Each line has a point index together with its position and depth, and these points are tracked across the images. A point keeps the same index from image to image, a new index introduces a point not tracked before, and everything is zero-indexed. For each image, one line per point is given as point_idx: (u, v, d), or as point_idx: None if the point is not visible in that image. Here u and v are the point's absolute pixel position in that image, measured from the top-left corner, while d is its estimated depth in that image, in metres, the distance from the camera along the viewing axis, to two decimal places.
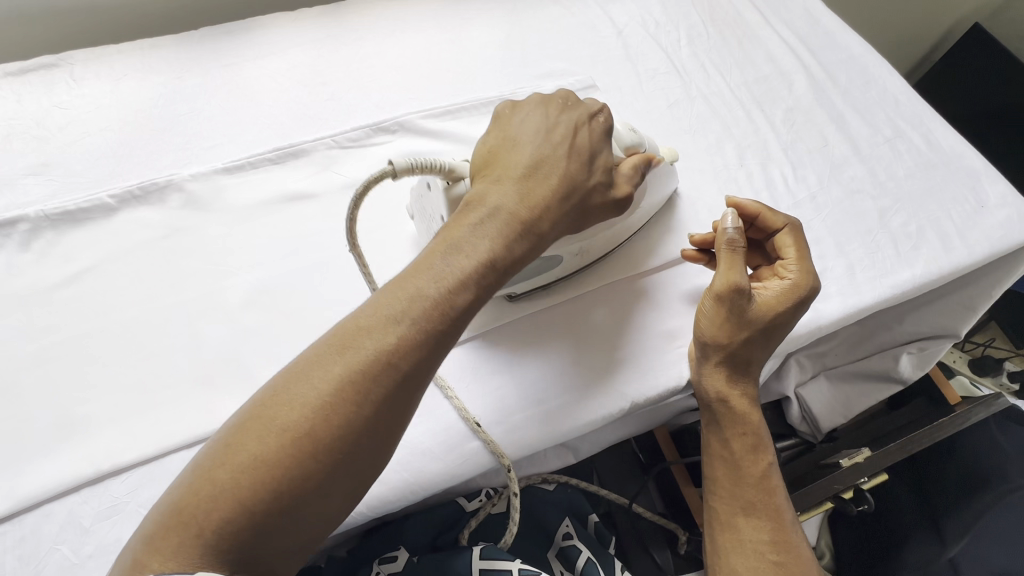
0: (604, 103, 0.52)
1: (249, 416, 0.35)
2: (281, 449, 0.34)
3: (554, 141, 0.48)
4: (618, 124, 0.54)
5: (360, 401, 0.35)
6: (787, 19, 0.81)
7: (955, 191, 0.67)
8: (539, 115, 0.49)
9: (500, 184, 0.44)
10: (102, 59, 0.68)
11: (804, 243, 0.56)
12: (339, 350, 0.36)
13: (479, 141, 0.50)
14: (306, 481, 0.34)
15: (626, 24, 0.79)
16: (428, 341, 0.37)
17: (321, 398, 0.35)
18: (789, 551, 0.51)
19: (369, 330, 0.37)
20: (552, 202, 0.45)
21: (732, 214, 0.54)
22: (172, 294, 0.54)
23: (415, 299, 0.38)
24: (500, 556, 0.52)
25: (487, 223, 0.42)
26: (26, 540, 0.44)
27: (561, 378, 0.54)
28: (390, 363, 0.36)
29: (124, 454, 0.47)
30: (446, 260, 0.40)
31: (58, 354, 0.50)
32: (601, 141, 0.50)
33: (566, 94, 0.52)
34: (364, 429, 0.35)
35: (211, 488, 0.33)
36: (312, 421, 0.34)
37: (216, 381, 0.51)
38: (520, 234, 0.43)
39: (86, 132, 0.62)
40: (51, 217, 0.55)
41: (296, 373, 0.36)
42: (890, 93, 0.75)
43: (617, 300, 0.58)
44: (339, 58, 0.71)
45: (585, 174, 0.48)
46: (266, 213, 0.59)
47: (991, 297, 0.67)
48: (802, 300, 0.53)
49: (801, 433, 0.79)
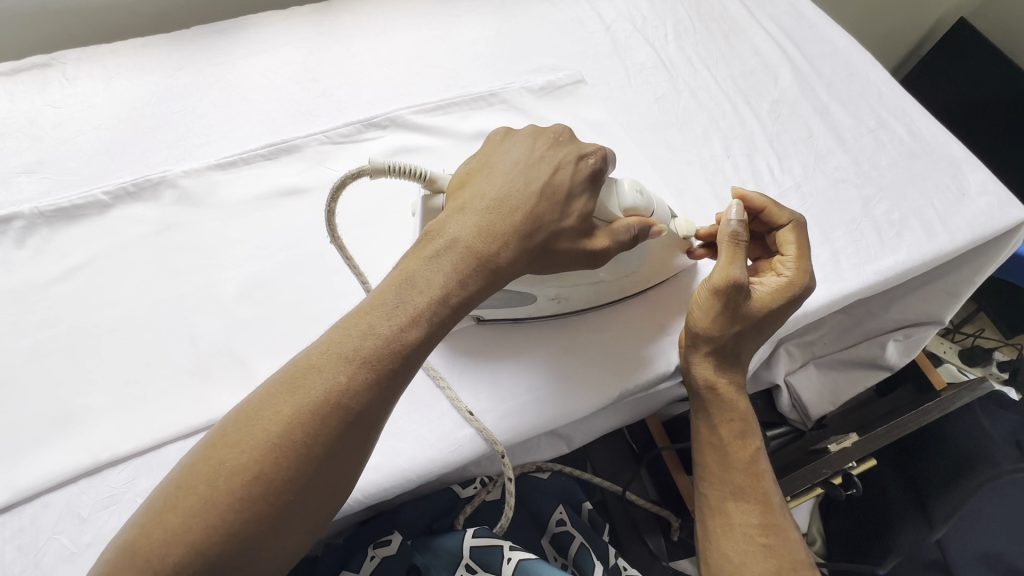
0: (605, 148, 0.50)
1: (200, 459, 0.36)
2: (230, 492, 0.35)
3: (526, 175, 0.48)
4: (628, 181, 0.52)
5: (311, 439, 0.36)
6: (772, 13, 0.82)
7: (937, 179, 0.68)
8: (524, 146, 0.50)
9: (462, 216, 0.45)
10: (94, 59, 0.68)
11: (806, 241, 0.56)
12: (290, 391, 0.38)
13: (465, 159, 0.51)
14: (257, 521, 0.35)
15: (614, 20, 0.80)
16: (379, 380, 0.39)
17: (272, 437, 0.36)
18: (777, 534, 0.52)
19: (319, 368, 0.38)
20: (511, 239, 0.45)
21: (737, 206, 0.55)
22: (167, 288, 0.55)
23: (366, 337, 0.39)
24: (493, 535, 0.53)
25: (443, 256, 0.43)
26: (25, 530, 0.45)
27: (533, 386, 0.54)
28: (340, 403, 0.37)
29: (122, 445, 0.47)
30: (398, 296, 0.41)
31: (55, 349, 0.51)
32: (584, 187, 0.49)
33: (560, 130, 0.52)
34: (315, 466, 0.36)
35: (163, 531, 0.34)
36: (262, 461, 0.35)
37: (212, 372, 0.51)
38: (475, 269, 0.44)
39: (79, 130, 0.63)
40: (46, 214, 0.56)
41: (249, 413, 0.37)
42: (873, 85, 0.76)
43: (591, 322, 0.58)
44: (330, 55, 0.72)
45: (554, 215, 0.47)
46: (260, 208, 0.59)
47: (973, 284, 0.68)
48: (793, 299, 0.54)
49: (791, 420, 0.81)
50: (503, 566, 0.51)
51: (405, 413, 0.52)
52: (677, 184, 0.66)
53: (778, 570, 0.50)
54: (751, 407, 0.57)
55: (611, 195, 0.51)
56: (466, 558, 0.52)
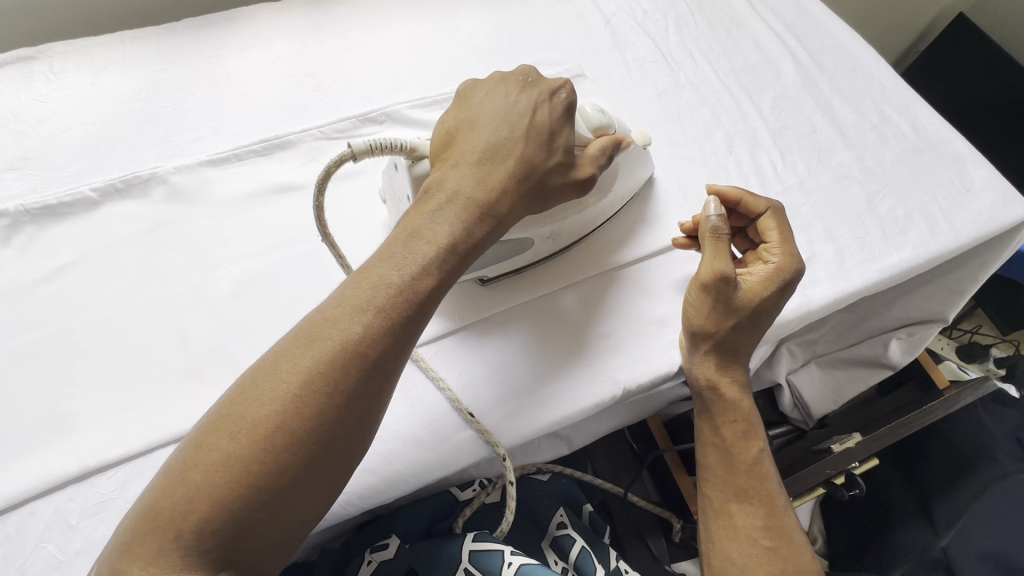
0: (569, 79, 0.51)
1: (218, 416, 0.35)
2: (253, 445, 0.34)
3: (510, 123, 0.48)
4: (586, 105, 0.53)
5: (331, 389, 0.36)
6: (774, 7, 0.81)
7: (941, 175, 0.67)
8: (499, 92, 0.50)
9: (458, 171, 0.45)
10: (81, 52, 0.66)
11: (787, 225, 0.56)
12: (305, 344, 0.37)
13: (440, 118, 0.50)
14: (283, 473, 0.34)
15: (614, 13, 0.79)
16: (396, 327, 0.38)
17: (290, 389, 0.35)
18: (781, 537, 0.51)
19: (334, 320, 0.38)
20: (507, 184, 0.45)
21: (713, 202, 0.54)
22: (157, 287, 0.53)
23: (378, 287, 0.39)
24: (493, 539, 0.52)
25: (446, 208, 0.43)
26: (11, 538, 0.43)
27: (541, 372, 0.53)
28: (359, 351, 0.37)
29: (111, 450, 0.46)
30: (407, 248, 0.40)
31: (43, 351, 0.50)
32: (563, 121, 0.49)
33: (526, 72, 0.51)
34: (337, 418, 0.36)
35: (186, 489, 0.33)
36: (283, 414, 0.35)
37: (205, 374, 0.50)
38: (479, 217, 0.43)
39: (66, 125, 0.61)
40: (32, 212, 0.54)
41: (265, 368, 0.36)
42: (876, 79, 0.75)
43: (590, 293, 0.57)
44: (324, 49, 0.70)
45: (543, 156, 0.47)
46: (253, 206, 0.58)
47: (978, 281, 0.67)
48: (785, 283, 0.53)
49: (792, 420, 0.80)
50: (503, 570, 0.50)
51: (401, 415, 0.50)
52: (678, 180, 0.65)
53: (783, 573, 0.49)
54: (755, 408, 0.56)
55: (577, 119, 0.52)
56: (464, 563, 0.51)
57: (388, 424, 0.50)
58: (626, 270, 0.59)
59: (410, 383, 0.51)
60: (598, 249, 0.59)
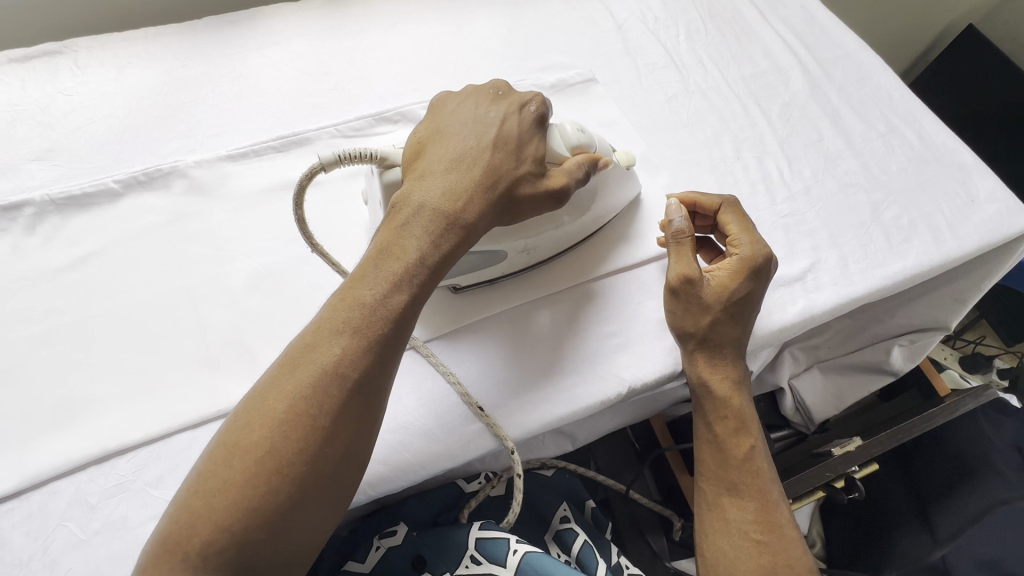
0: (540, 93, 0.52)
1: (217, 445, 0.37)
2: (246, 471, 0.36)
3: (478, 132, 0.48)
4: (566, 123, 0.53)
5: (315, 411, 0.37)
6: (784, 16, 0.82)
7: (946, 186, 0.68)
8: (468, 105, 0.51)
9: (424, 182, 0.45)
10: (106, 48, 0.68)
11: (745, 217, 0.57)
12: (290, 369, 0.38)
13: (412, 132, 0.50)
14: (277, 494, 0.36)
15: (626, 19, 0.80)
16: (370, 345, 0.39)
17: (278, 415, 0.37)
18: (772, 530, 0.51)
19: (314, 346, 0.39)
20: (475, 195, 0.45)
21: (674, 205, 0.56)
22: (177, 277, 0.55)
23: (354, 309, 0.40)
24: (498, 527, 0.53)
25: (415, 223, 0.43)
26: (33, 516, 0.45)
27: (550, 369, 0.54)
28: (339, 373, 0.38)
29: (131, 434, 0.48)
30: (378, 267, 0.42)
31: (66, 336, 0.51)
32: (531, 129, 0.50)
33: (499, 85, 0.52)
34: (324, 439, 0.37)
35: (192, 515, 0.35)
36: (270, 439, 0.37)
37: (221, 363, 0.51)
38: (447, 229, 0.44)
39: (89, 118, 0.63)
40: (56, 201, 0.56)
41: (256, 397, 0.38)
42: (884, 90, 0.76)
43: (583, 300, 0.58)
44: (341, 49, 0.72)
45: (510, 164, 0.47)
46: (271, 200, 0.59)
47: (980, 290, 0.68)
48: (756, 270, 0.54)
49: (794, 424, 0.81)
50: (508, 558, 0.51)
51: (410, 406, 0.51)
52: (686, 185, 0.66)
53: (772, 566, 0.49)
54: (748, 403, 0.56)
55: (555, 135, 0.52)
56: (471, 550, 0.52)
57: (398, 416, 0.51)
58: (638, 273, 0.60)
59: (420, 376, 0.53)
60: (609, 252, 0.60)
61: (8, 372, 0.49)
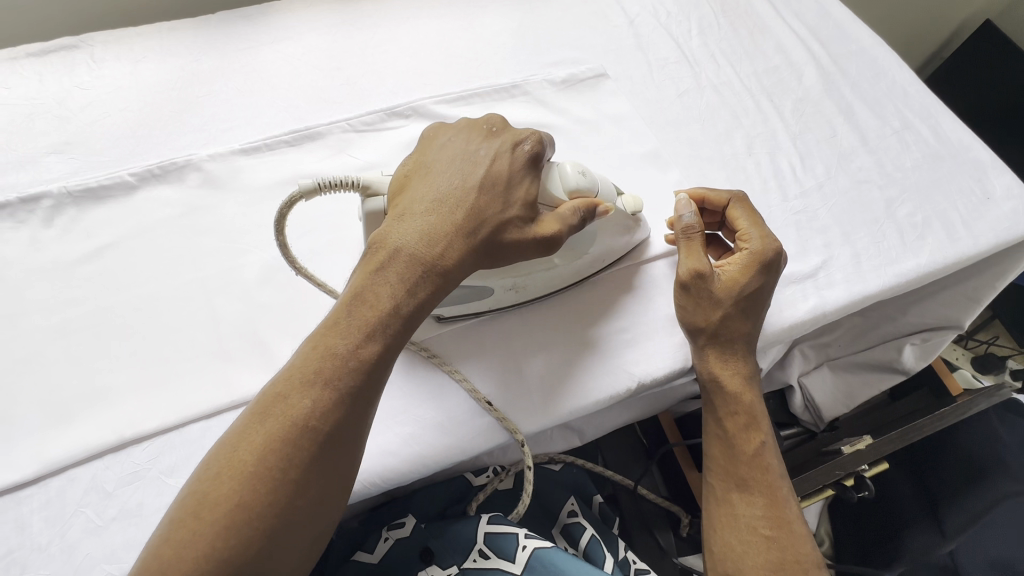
0: (538, 131, 0.49)
1: (189, 493, 0.37)
2: (215, 522, 0.35)
3: (464, 169, 0.47)
4: (568, 163, 0.50)
5: (284, 464, 0.37)
6: (798, 10, 0.81)
7: (962, 183, 0.68)
8: (457, 139, 0.49)
9: (404, 223, 0.44)
10: (121, 42, 0.69)
11: (754, 211, 0.57)
12: (261, 419, 0.38)
13: (401, 161, 0.49)
14: (245, 546, 0.35)
15: (638, 14, 0.79)
16: (342, 398, 0.39)
17: (247, 467, 0.37)
18: (782, 526, 0.51)
19: (285, 396, 0.39)
20: (456, 239, 0.44)
21: (683, 200, 0.56)
22: (191, 270, 0.55)
23: (326, 359, 0.39)
24: (507, 522, 0.53)
25: (390, 269, 0.42)
26: (52, 502, 0.46)
27: (556, 365, 0.54)
28: (309, 426, 0.38)
29: (147, 423, 0.48)
30: (350, 314, 0.41)
31: (82, 326, 0.52)
32: (524, 172, 0.47)
33: (493, 119, 0.51)
34: (294, 492, 0.37)
35: (161, 562, 0.35)
36: (240, 491, 0.36)
37: (234, 354, 0.52)
38: (424, 275, 0.43)
39: (105, 112, 0.64)
40: (73, 194, 0.56)
41: (228, 445, 0.38)
42: (899, 85, 0.75)
43: (584, 303, 0.57)
44: (353, 43, 0.72)
45: (497, 206, 0.46)
46: (284, 193, 0.60)
47: (994, 289, 0.68)
48: (767, 264, 0.54)
49: (803, 422, 0.80)
50: (517, 554, 0.51)
51: (420, 400, 0.52)
52: (697, 180, 0.66)
53: (780, 561, 0.49)
54: (759, 399, 0.55)
55: (553, 177, 0.49)
56: (479, 544, 0.52)
57: (410, 408, 0.51)
58: (649, 267, 0.60)
59: (428, 371, 0.53)
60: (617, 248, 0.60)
61: (26, 362, 0.50)
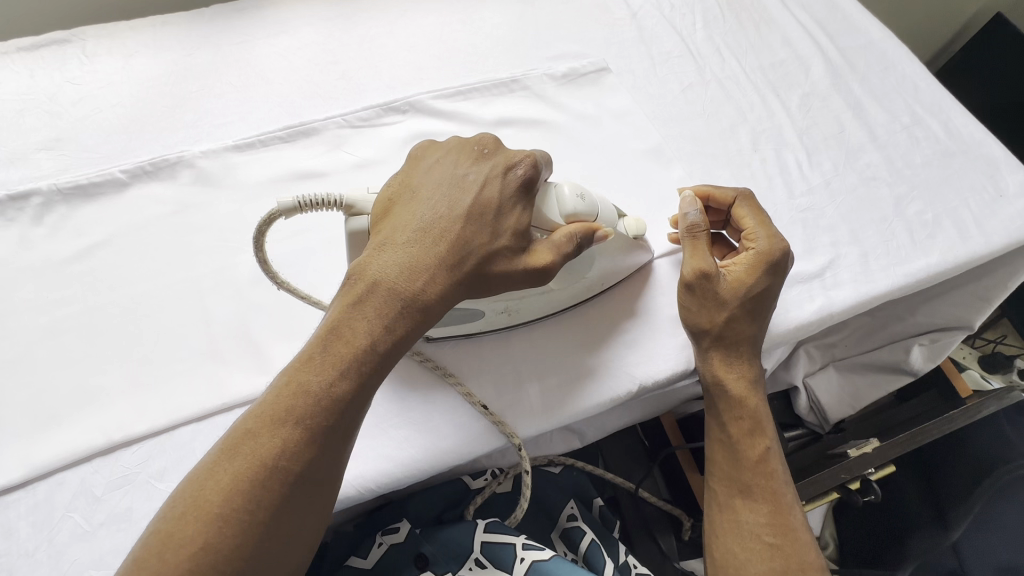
0: (532, 152, 0.46)
1: (155, 531, 0.35)
2: (179, 565, 0.34)
3: (452, 196, 0.45)
4: (566, 186, 0.48)
5: (253, 506, 0.36)
6: (805, 2, 0.79)
7: (973, 179, 0.66)
8: (445, 161, 0.47)
9: (385, 254, 0.42)
10: (114, 36, 0.68)
11: (760, 210, 0.55)
12: (230, 458, 0.37)
13: (388, 180, 0.47)
14: None
15: (641, 6, 0.78)
16: (314, 440, 0.38)
17: (213, 508, 0.35)
18: (786, 534, 0.49)
19: (254, 434, 0.37)
20: (438, 272, 0.42)
21: (688, 198, 0.55)
22: (182, 269, 0.54)
23: (299, 397, 0.38)
24: (506, 531, 0.52)
25: (368, 303, 0.41)
26: (39, 506, 0.45)
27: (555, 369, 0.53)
28: (278, 467, 0.36)
29: (136, 426, 0.47)
30: (324, 350, 0.39)
31: (72, 327, 0.51)
32: (513, 199, 0.45)
33: (485, 139, 0.48)
34: (260, 534, 0.36)
35: None
36: (206, 533, 0.35)
37: (226, 355, 0.51)
38: (402, 311, 0.41)
39: (97, 107, 0.63)
40: (64, 191, 0.55)
41: (195, 482, 0.37)
42: (909, 79, 0.73)
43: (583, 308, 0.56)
44: (350, 37, 0.71)
45: (483, 237, 0.44)
46: (278, 190, 0.59)
47: (1006, 288, 0.66)
48: (774, 264, 0.52)
49: (808, 423, 0.78)
50: (515, 564, 0.50)
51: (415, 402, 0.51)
52: (701, 177, 0.65)
53: (785, 570, 0.48)
54: (764, 403, 0.54)
55: (550, 201, 0.47)
56: (477, 552, 0.51)
57: (405, 411, 0.50)
58: (652, 267, 0.58)
59: (423, 373, 0.52)
60: None
61: (14, 363, 0.49)
